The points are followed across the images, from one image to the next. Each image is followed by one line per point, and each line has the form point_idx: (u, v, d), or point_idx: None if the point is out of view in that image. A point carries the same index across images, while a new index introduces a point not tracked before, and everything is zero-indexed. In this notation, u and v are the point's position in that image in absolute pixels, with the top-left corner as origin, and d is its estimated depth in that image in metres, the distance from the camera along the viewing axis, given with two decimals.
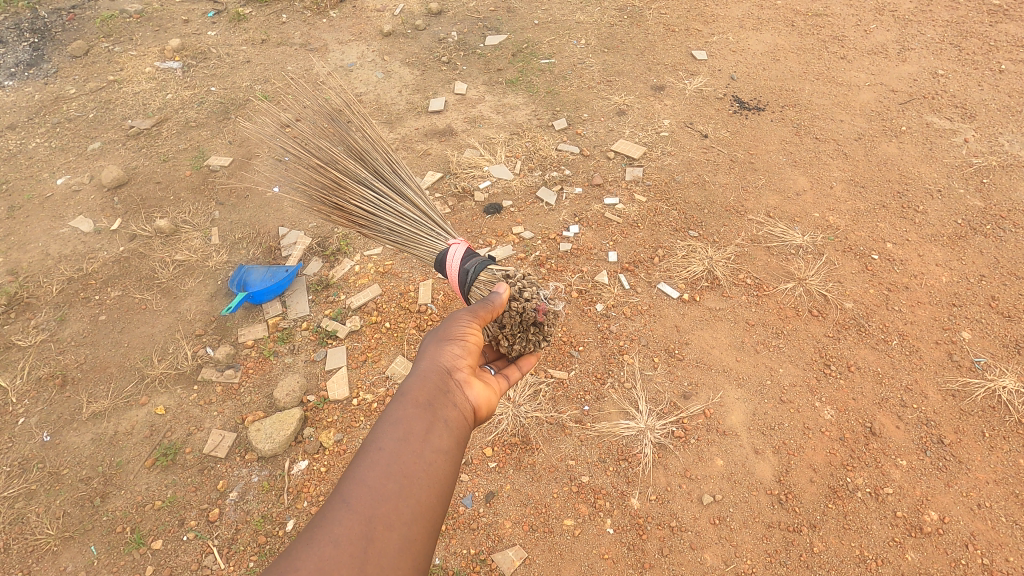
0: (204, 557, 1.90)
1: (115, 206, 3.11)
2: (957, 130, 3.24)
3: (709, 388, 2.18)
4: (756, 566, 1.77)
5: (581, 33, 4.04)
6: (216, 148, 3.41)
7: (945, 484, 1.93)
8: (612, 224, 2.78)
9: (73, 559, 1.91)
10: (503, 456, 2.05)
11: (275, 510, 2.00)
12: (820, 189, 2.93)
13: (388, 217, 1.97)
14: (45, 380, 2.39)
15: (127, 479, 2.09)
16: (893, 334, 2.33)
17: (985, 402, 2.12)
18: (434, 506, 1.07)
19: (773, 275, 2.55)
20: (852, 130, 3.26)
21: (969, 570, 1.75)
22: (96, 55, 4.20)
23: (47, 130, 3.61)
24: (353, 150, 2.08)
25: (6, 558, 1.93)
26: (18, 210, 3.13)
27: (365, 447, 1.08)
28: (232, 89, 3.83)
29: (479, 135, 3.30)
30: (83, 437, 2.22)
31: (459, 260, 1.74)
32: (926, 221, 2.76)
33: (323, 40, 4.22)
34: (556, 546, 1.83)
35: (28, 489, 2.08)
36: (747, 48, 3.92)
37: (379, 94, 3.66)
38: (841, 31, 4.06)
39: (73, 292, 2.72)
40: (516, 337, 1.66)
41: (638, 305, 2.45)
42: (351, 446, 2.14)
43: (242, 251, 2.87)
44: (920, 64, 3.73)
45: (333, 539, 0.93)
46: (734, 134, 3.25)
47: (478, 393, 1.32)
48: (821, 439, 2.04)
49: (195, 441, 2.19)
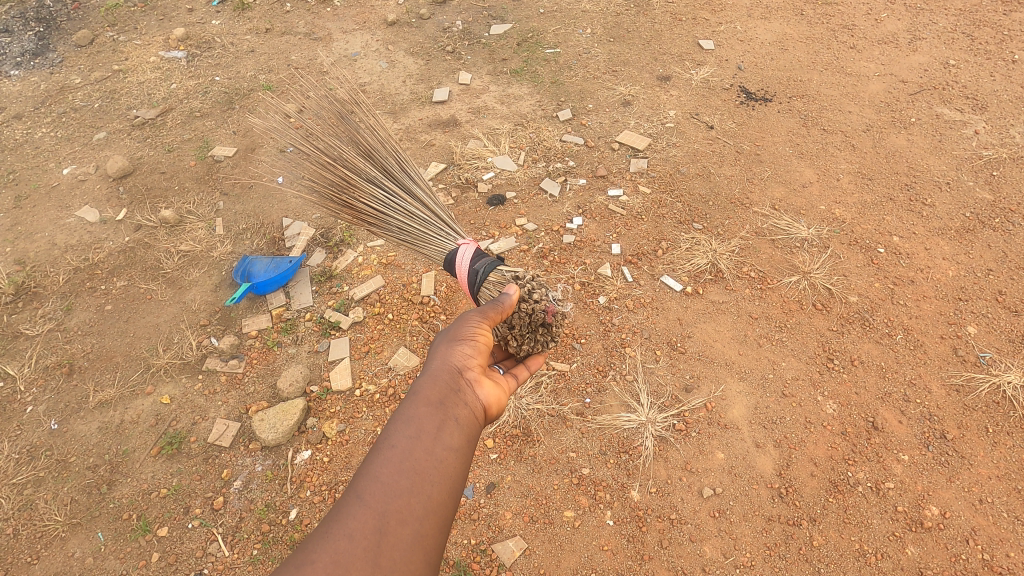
0: (209, 545, 1.93)
1: (121, 197, 3.12)
2: (967, 121, 3.19)
3: (711, 382, 2.18)
4: (755, 559, 1.77)
5: (587, 22, 3.99)
6: (221, 138, 3.41)
7: (946, 479, 1.92)
8: (615, 216, 2.76)
9: (80, 545, 1.95)
10: (504, 448, 2.05)
11: (278, 499, 2.02)
12: (827, 181, 2.90)
13: (397, 217, 1.97)
14: (52, 369, 2.42)
15: (133, 467, 2.12)
16: (897, 328, 2.31)
17: (989, 398, 2.10)
18: (445, 502, 1.07)
19: (778, 268, 2.53)
20: (860, 121, 3.22)
21: (970, 565, 1.74)
22: (101, 44, 4.20)
23: (53, 119, 3.62)
24: (361, 147, 2.05)
25: (16, 544, 1.96)
26: (25, 200, 3.15)
27: (378, 443, 1.09)
28: (237, 79, 3.82)
29: (482, 126, 3.28)
30: (90, 425, 2.25)
31: (469, 260, 1.75)
32: (933, 214, 2.73)
33: (327, 30, 4.19)
34: (555, 537, 1.84)
35: (37, 476, 2.12)
36: (755, 37, 3.86)
37: (383, 84, 3.64)
38: (851, 20, 4.00)
39: (79, 282, 2.74)
40: (525, 338, 1.67)
41: (641, 298, 2.44)
42: (353, 436, 2.16)
43: (246, 242, 2.88)
44: (931, 54, 3.67)
45: (347, 533, 0.94)
46: (740, 125, 3.22)
47: (489, 391, 1.32)
48: (823, 433, 2.03)
49: (200, 430, 2.21)
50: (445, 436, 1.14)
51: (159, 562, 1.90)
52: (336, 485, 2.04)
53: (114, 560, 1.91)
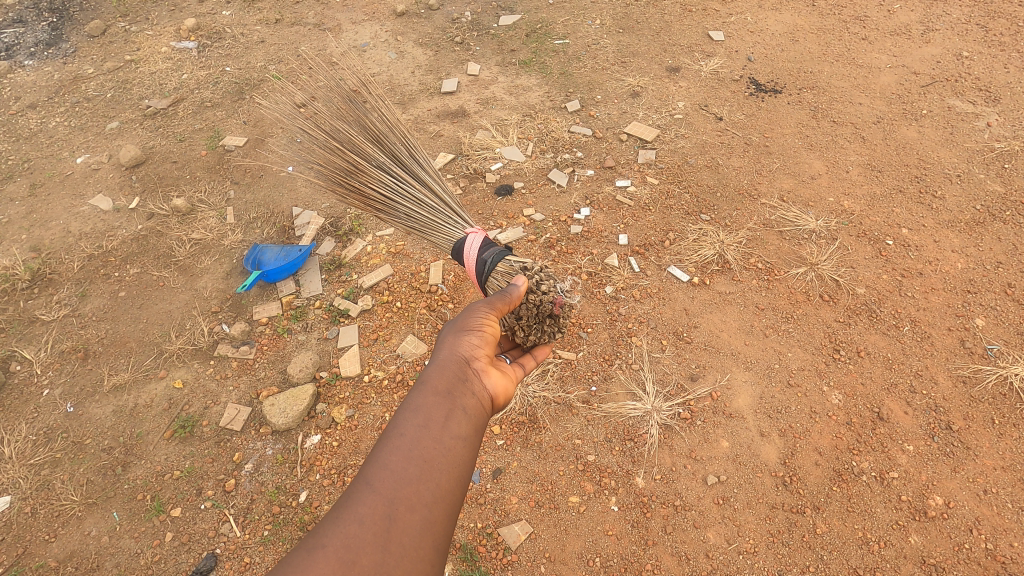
0: (221, 525, 1.97)
1: (134, 185, 3.16)
2: (980, 114, 3.16)
3: (717, 371, 2.19)
4: (758, 546, 1.79)
5: (597, 13, 3.98)
6: (232, 128, 3.44)
7: (952, 469, 1.92)
8: (623, 207, 2.77)
9: (96, 524, 2.00)
10: (510, 434, 2.08)
11: (289, 482, 2.06)
12: (836, 173, 2.89)
13: (405, 203, 1.99)
14: (68, 354, 2.48)
15: (147, 450, 2.16)
16: (905, 320, 2.31)
17: (996, 389, 2.10)
18: (453, 490, 1.09)
19: (785, 260, 2.53)
20: (870, 113, 3.20)
21: (972, 554, 1.75)
22: (114, 35, 4.23)
23: (67, 109, 3.67)
24: (370, 133, 2.07)
25: (34, 522, 2.02)
26: (40, 187, 3.20)
27: (387, 432, 1.11)
28: (247, 69, 3.85)
29: (491, 117, 3.28)
30: (105, 408, 2.30)
31: (477, 249, 1.77)
32: (943, 206, 2.72)
33: (337, 20, 4.20)
34: (560, 521, 1.87)
35: (53, 457, 2.17)
36: (766, 29, 3.84)
37: (393, 75, 3.65)
38: (863, 11, 3.96)
39: (93, 269, 2.79)
40: (531, 329, 1.69)
41: (648, 288, 2.46)
42: (362, 422, 2.19)
43: (256, 231, 2.91)
44: (944, 46, 3.63)
45: (357, 518, 0.97)
46: (750, 117, 3.21)
47: (496, 381, 1.33)
48: (828, 423, 2.04)
49: (212, 414, 2.25)
50: (453, 424, 1.16)
51: (173, 541, 1.94)
52: (345, 468, 2.08)
53: (129, 539, 1.95)
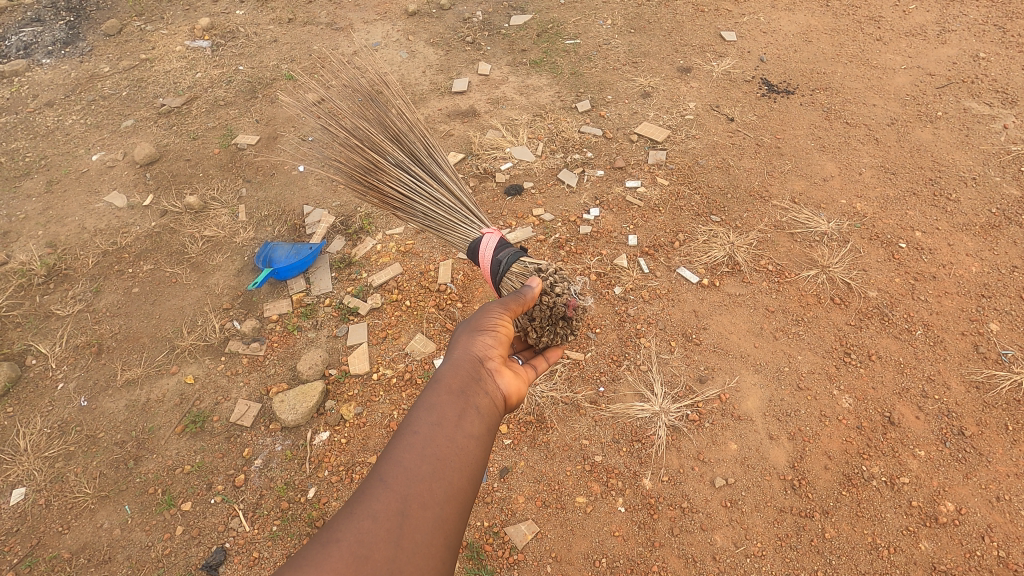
0: (230, 520, 1.99)
1: (148, 182, 3.20)
2: (996, 115, 3.12)
3: (725, 372, 2.19)
4: (766, 549, 1.78)
5: (608, 13, 3.97)
6: (244, 127, 3.48)
7: (964, 476, 1.90)
8: (633, 207, 2.77)
9: (108, 517, 2.02)
10: (518, 434, 2.08)
11: (298, 477, 2.08)
12: (848, 175, 2.87)
13: (422, 202, 2.00)
14: (82, 349, 2.51)
15: (159, 444, 2.19)
16: (918, 324, 2.28)
17: (1009, 395, 2.08)
18: (465, 489, 1.10)
19: (796, 262, 2.52)
20: (884, 115, 3.17)
21: (984, 562, 1.73)
22: (129, 34, 4.29)
23: (82, 107, 3.72)
24: (390, 131, 2.07)
25: (47, 513, 2.05)
26: (57, 184, 3.25)
27: (400, 428, 1.12)
28: (260, 68, 3.88)
29: (501, 117, 3.29)
30: (117, 403, 2.33)
31: (492, 250, 1.77)
32: (958, 210, 2.69)
33: (349, 20, 4.22)
34: (567, 522, 1.87)
35: (67, 450, 2.20)
36: (779, 29, 3.81)
37: (404, 74, 3.66)
38: (878, 11, 3.92)
39: (107, 265, 2.82)
40: (544, 330, 1.69)
41: (657, 289, 2.45)
42: (370, 419, 2.20)
43: (267, 228, 2.93)
44: (961, 47, 3.59)
45: (371, 514, 0.97)
46: (762, 118, 3.19)
47: (509, 381, 1.33)
48: (838, 427, 2.03)
49: (223, 410, 2.28)
50: (466, 424, 1.16)
51: (182, 535, 1.97)
52: (353, 465, 2.09)
53: (140, 532, 1.98)
